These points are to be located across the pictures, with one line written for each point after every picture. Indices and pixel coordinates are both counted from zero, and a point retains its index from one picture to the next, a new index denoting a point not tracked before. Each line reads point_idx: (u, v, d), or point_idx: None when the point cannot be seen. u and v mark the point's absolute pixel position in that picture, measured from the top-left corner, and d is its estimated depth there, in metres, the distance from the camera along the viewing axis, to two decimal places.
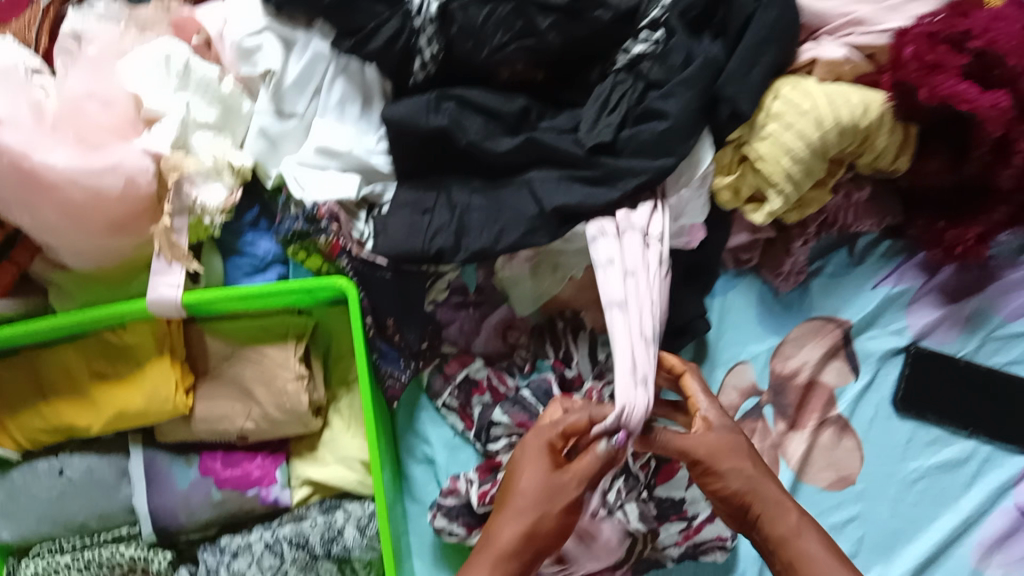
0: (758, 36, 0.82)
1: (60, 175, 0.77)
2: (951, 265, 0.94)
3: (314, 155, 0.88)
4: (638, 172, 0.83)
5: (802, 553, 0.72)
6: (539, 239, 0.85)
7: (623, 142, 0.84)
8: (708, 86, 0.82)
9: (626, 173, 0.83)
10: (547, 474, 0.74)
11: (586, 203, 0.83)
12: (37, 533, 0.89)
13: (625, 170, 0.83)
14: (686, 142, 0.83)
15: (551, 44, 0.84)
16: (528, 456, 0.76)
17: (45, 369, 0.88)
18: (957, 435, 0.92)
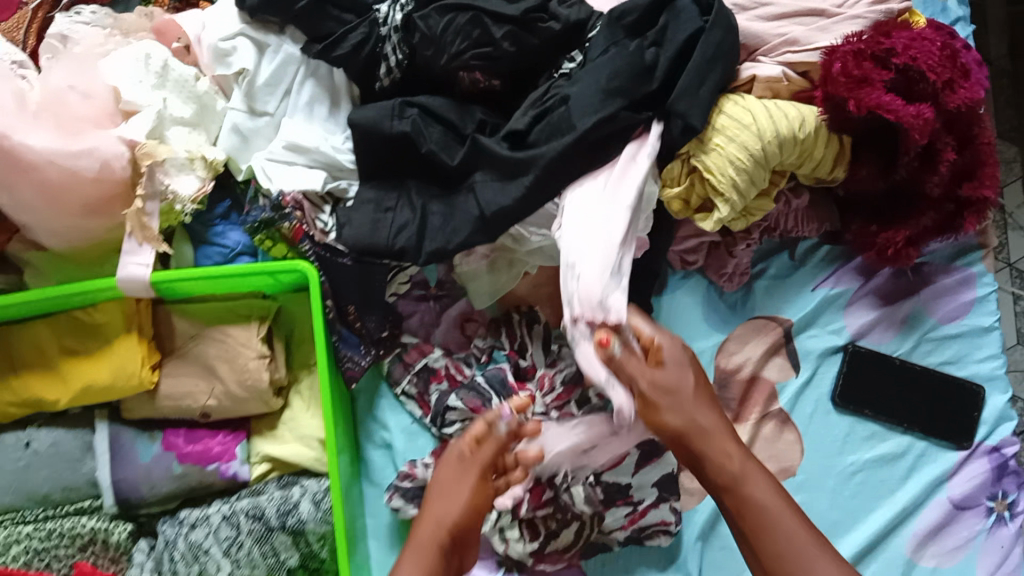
0: (705, 55, 0.85)
1: (39, 155, 0.80)
2: (887, 270, 0.99)
3: (283, 150, 0.92)
4: (538, 157, 0.86)
5: (749, 500, 0.72)
6: (481, 240, 0.90)
7: (536, 136, 0.88)
8: (630, 77, 0.85)
9: (534, 160, 0.86)
10: (468, 477, 0.81)
11: (517, 203, 0.87)
12: (1, 503, 0.92)
13: (534, 157, 0.86)
14: (584, 117, 0.85)
15: (506, 53, 0.89)
16: (446, 474, 0.81)
17: (16, 345, 0.91)
18: (893, 431, 0.97)
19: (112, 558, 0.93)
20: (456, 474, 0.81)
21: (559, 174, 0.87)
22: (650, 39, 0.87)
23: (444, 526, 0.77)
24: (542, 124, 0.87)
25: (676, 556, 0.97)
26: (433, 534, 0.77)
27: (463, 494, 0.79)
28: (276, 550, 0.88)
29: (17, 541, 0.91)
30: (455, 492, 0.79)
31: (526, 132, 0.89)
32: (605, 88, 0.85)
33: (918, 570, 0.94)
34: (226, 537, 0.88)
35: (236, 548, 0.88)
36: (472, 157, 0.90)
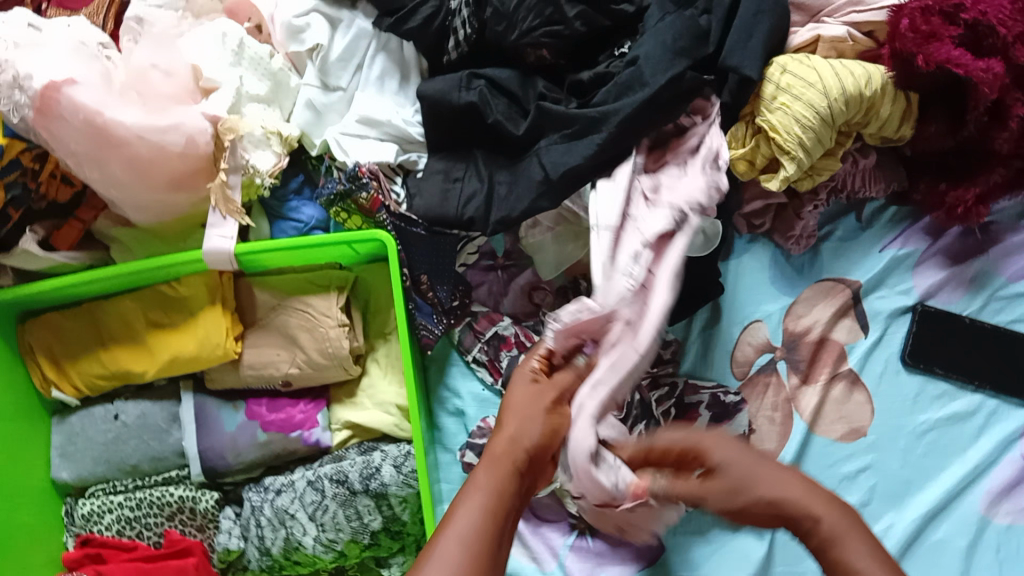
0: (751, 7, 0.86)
1: (128, 132, 0.82)
2: (954, 230, 0.99)
3: (355, 124, 0.95)
4: (617, 111, 0.85)
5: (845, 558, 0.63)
6: (545, 205, 0.89)
7: (603, 97, 0.87)
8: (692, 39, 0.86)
9: (611, 116, 0.85)
10: (538, 396, 0.73)
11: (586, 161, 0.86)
12: (94, 473, 0.96)
13: (611, 113, 0.85)
14: (657, 72, 0.84)
15: (577, 33, 0.90)
16: (521, 395, 0.73)
17: (104, 319, 0.94)
18: (963, 390, 0.97)
19: (200, 526, 0.95)
20: (531, 393, 0.73)
21: (632, 131, 0.86)
22: (701, 6, 0.89)
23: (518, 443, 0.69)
24: (611, 86, 0.87)
25: None
26: (499, 449, 0.68)
27: (536, 408, 0.72)
28: (360, 513, 0.90)
29: (109, 510, 0.95)
30: (526, 412, 0.71)
31: (591, 95, 0.89)
32: (673, 48, 0.85)
33: (992, 528, 0.93)
34: (311, 501, 0.91)
35: (321, 512, 0.90)
36: (537, 124, 0.90)
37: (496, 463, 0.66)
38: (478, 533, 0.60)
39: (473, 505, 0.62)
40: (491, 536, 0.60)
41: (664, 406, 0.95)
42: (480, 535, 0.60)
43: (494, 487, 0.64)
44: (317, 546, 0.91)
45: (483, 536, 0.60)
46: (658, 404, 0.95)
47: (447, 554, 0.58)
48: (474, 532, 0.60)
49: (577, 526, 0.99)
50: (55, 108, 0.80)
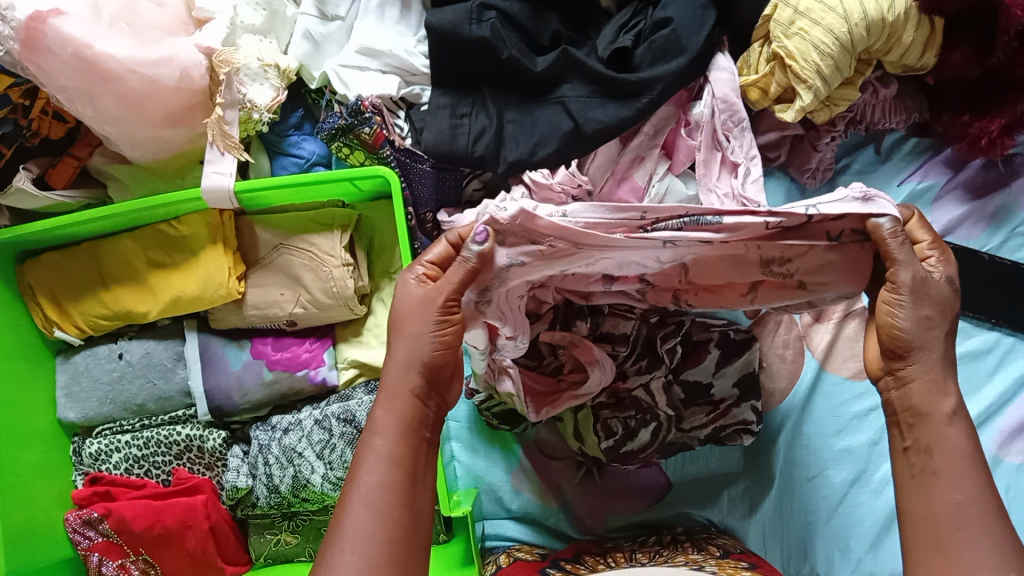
0: None
1: (119, 65, 0.79)
2: (977, 162, 0.96)
3: (355, 55, 0.92)
4: (658, 80, 0.85)
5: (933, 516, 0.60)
6: (574, 154, 0.88)
7: (640, 58, 0.87)
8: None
9: (652, 83, 0.85)
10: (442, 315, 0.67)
11: (614, 119, 0.86)
12: (101, 414, 0.96)
13: (650, 80, 0.85)
14: (694, 37, 0.86)
15: None
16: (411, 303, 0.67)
17: (104, 259, 0.93)
18: (980, 327, 0.95)
19: (208, 464, 0.96)
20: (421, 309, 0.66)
21: (671, 94, 0.87)
22: None
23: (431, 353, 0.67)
24: (648, 47, 0.86)
25: (758, 453, 0.96)
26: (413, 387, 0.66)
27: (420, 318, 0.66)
28: None
29: (117, 449, 0.96)
30: (412, 325, 0.66)
31: (632, 51, 0.88)
32: (701, 2, 0.86)
33: (1002, 467, 0.91)
34: (319, 440, 0.91)
35: (329, 450, 0.91)
36: (560, 67, 0.89)
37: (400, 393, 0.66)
38: (393, 482, 0.62)
39: (382, 456, 0.63)
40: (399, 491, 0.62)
41: (671, 343, 0.90)
42: (391, 482, 0.62)
43: (405, 422, 0.65)
44: (325, 484, 0.90)
45: (397, 479, 0.63)
46: (664, 340, 0.90)
47: (353, 529, 0.60)
48: (383, 485, 0.62)
49: (584, 464, 0.98)
50: (42, 41, 0.75)
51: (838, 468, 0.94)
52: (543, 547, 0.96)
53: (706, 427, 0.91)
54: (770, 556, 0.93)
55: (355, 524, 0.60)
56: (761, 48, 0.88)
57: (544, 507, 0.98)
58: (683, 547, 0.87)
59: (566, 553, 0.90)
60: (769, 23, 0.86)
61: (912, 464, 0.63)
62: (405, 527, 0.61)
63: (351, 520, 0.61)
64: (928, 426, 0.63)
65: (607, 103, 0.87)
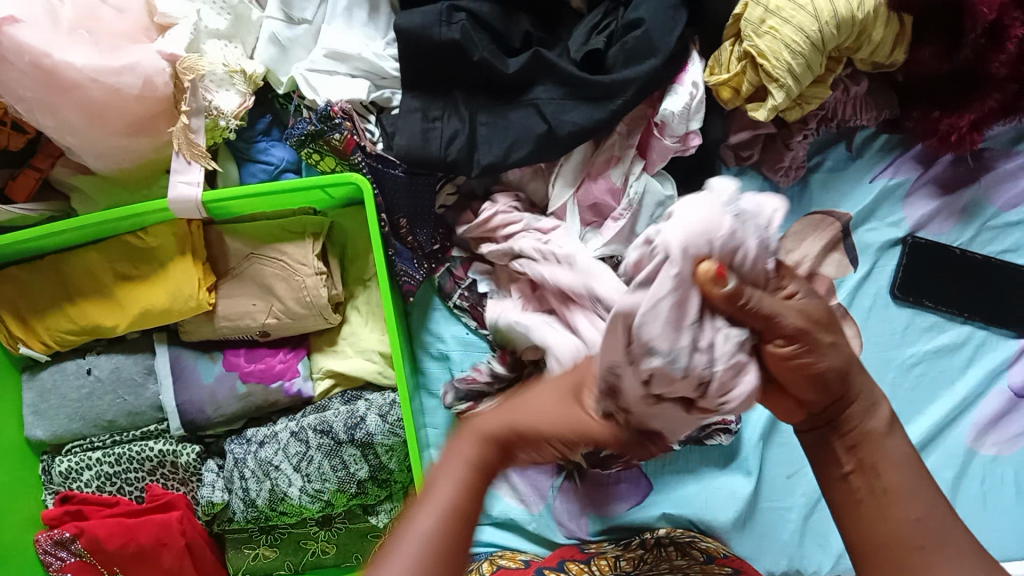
0: None
1: (81, 75, 0.77)
2: (946, 158, 0.97)
3: (324, 59, 0.90)
4: (631, 81, 0.85)
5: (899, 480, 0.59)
6: (547, 156, 0.88)
7: (612, 60, 0.87)
8: None
9: (624, 85, 0.86)
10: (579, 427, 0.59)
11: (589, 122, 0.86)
12: (70, 430, 0.94)
13: (622, 82, 0.85)
14: (666, 37, 0.85)
15: None
16: (547, 404, 0.61)
17: (70, 272, 0.90)
18: (953, 321, 0.95)
19: (182, 479, 0.95)
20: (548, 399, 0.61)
21: (645, 96, 0.87)
22: None
23: (498, 428, 0.58)
24: (618, 50, 0.86)
25: (737, 454, 0.96)
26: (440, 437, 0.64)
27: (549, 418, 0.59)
28: (345, 463, 0.89)
29: (88, 467, 0.94)
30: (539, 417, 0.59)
31: (604, 52, 0.88)
32: (672, 3, 0.86)
33: (978, 458, 0.93)
34: (295, 453, 0.90)
35: (306, 463, 0.90)
36: (531, 68, 0.88)
37: (478, 441, 0.57)
38: (459, 511, 0.53)
39: (421, 533, 0.51)
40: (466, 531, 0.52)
41: None
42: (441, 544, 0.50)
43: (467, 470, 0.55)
44: (303, 497, 0.90)
45: (463, 520, 0.53)
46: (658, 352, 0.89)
47: (426, 523, 0.51)
48: (453, 507, 0.53)
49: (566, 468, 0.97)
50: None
51: None
52: (527, 552, 0.96)
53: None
54: (758, 562, 0.94)
55: (420, 532, 0.51)
56: (731, 47, 0.88)
57: (527, 513, 0.98)
58: (668, 554, 0.86)
59: (549, 561, 0.90)
60: (740, 22, 0.86)
61: (860, 488, 0.59)
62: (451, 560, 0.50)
63: (419, 526, 0.51)
64: (874, 443, 0.60)
65: (581, 106, 0.87)
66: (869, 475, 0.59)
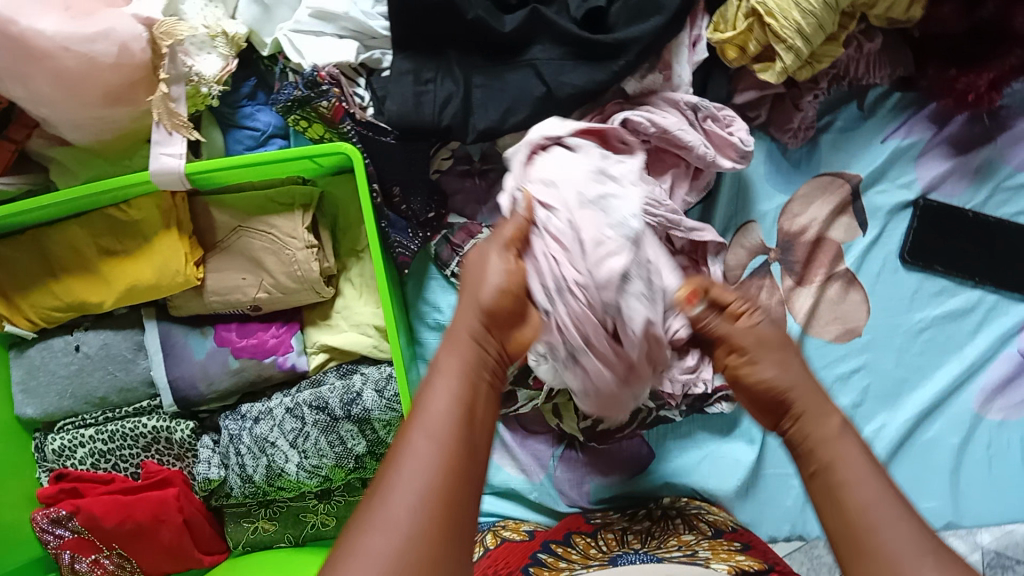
0: None
1: (50, 42, 0.72)
2: (962, 116, 0.93)
3: (309, 19, 0.85)
4: (635, 40, 0.81)
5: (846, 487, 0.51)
6: (545, 121, 0.84)
7: (615, 18, 0.83)
8: None
9: (628, 44, 0.81)
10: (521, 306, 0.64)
11: (589, 84, 0.82)
12: (61, 408, 0.92)
13: (626, 41, 0.81)
14: None
15: None
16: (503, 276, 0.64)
17: (52, 248, 0.87)
18: (963, 286, 0.93)
19: (178, 454, 0.93)
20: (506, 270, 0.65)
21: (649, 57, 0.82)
22: None
23: (476, 328, 0.61)
24: (623, 6, 0.83)
25: (738, 422, 0.94)
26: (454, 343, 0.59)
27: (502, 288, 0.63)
28: (343, 439, 0.88)
29: (82, 444, 0.92)
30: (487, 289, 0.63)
31: (606, 10, 0.84)
32: None
33: (985, 424, 0.91)
34: (291, 429, 0.88)
35: (303, 439, 0.88)
36: (529, 27, 0.84)
37: (461, 343, 0.59)
38: (454, 431, 0.51)
39: (420, 455, 0.49)
40: (466, 447, 0.51)
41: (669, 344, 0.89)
42: (442, 470, 0.49)
43: (463, 365, 0.57)
44: (301, 472, 0.88)
45: (456, 431, 0.52)
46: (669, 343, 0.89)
47: (424, 445, 0.50)
48: (451, 420, 0.52)
49: (565, 437, 0.96)
50: None
51: None
52: (529, 522, 0.96)
53: (676, 402, 0.88)
54: (759, 527, 0.94)
55: (408, 475, 0.48)
56: (738, 3, 0.83)
57: (527, 482, 0.96)
58: (674, 527, 0.85)
59: (552, 532, 0.88)
60: None
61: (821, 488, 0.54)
62: (457, 486, 0.49)
63: (416, 457, 0.49)
64: (828, 445, 0.55)
65: (581, 66, 0.83)
66: (828, 473, 0.53)
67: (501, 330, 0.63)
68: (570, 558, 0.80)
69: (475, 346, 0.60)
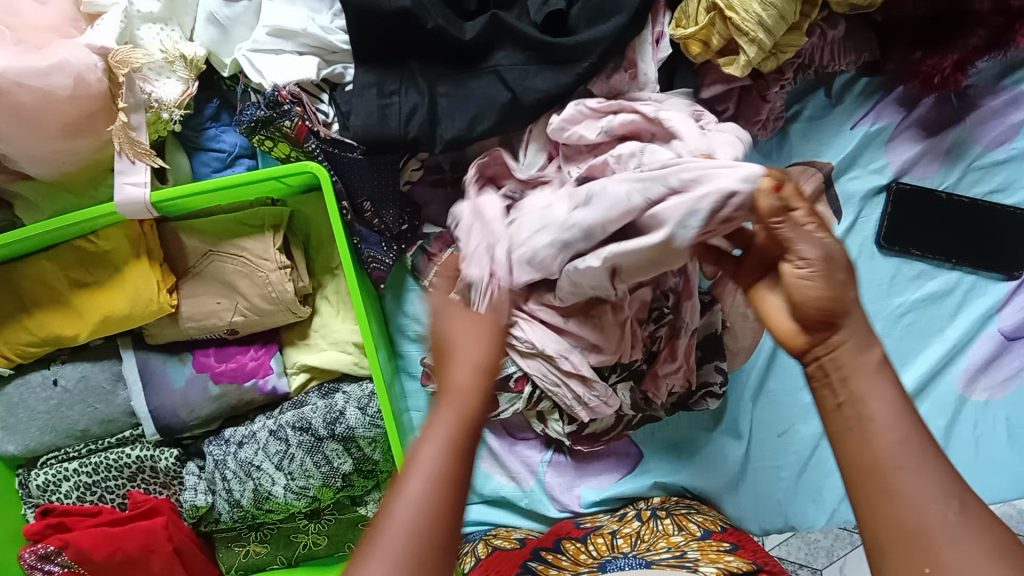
0: None
1: (5, 79, 0.71)
2: (930, 98, 0.93)
3: (267, 37, 0.84)
4: (597, 41, 0.80)
5: (870, 435, 0.49)
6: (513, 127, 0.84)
7: (575, 19, 0.83)
8: None
9: (590, 46, 0.80)
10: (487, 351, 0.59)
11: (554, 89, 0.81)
12: (43, 444, 0.91)
13: (587, 43, 0.80)
14: None
15: None
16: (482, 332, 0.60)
17: (22, 283, 0.86)
18: (940, 268, 0.93)
19: (164, 482, 0.93)
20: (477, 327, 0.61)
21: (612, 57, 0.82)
22: None
23: (477, 374, 0.56)
24: (585, 6, 0.82)
25: (725, 416, 0.94)
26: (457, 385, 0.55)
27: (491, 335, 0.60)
28: (328, 458, 0.88)
29: (66, 478, 0.92)
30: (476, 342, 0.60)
31: (567, 12, 0.83)
32: None
33: (968, 405, 0.92)
34: (276, 451, 0.88)
35: (288, 461, 0.88)
36: (490, 34, 0.83)
37: (463, 394, 0.54)
38: (447, 477, 0.49)
39: (413, 499, 0.48)
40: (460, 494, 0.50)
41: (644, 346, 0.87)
42: (429, 518, 0.48)
43: (460, 418, 0.53)
44: (288, 494, 0.88)
45: (451, 472, 0.50)
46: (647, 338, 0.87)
47: (416, 487, 0.48)
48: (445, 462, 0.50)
49: (553, 441, 0.97)
50: None
51: (806, 422, 0.95)
52: (522, 528, 0.96)
53: (661, 401, 0.88)
54: (751, 522, 0.93)
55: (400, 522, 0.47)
56: None
57: (518, 489, 0.97)
58: (664, 528, 0.84)
59: (544, 539, 0.88)
60: None
61: (846, 422, 0.51)
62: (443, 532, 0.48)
63: (409, 496, 0.48)
64: (860, 373, 0.52)
65: (545, 70, 0.82)
66: (857, 409, 0.51)
67: (502, 370, 0.58)
68: (561, 565, 0.80)
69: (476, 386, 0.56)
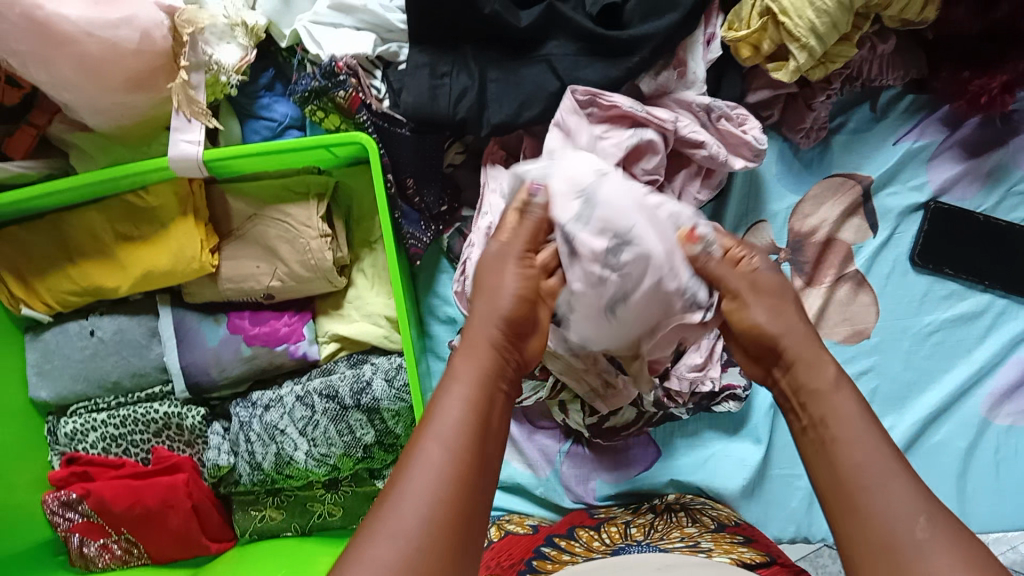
0: None
1: (75, 27, 0.73)
2: (974, 119, 0.93)
3: (328, 11, 0.87)
4: (651, 36, 0.81)
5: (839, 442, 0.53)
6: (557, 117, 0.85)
7: (629, 15, 0.84)
8: None
9: (642, 41, 0.82)
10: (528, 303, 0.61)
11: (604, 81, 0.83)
12: (74, 392, 0.93)
13: (640, 38, 0.81)
14: None
15: None
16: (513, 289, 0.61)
17: (70, 232, 0.88)
18: (973, 290, 0.93)
19: (188, 441, 0.94)
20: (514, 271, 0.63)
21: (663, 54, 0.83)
22: None
23: (496, 338, 0.59)
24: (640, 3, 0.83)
25: (747, 421, 0.94)
26: (483, 338, 0.59)
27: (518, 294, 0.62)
28: (351, 428, 0.88)
29: (93, 428, 0.93)
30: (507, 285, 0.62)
31: (622, 7, 0.84)
32: None
33: (993, 429, 0.91)
34: (301, 417, 0.89)
35: (312, 427, 0.89)
36: (545, 23, 0.84)
37: (482, 354, 0.58)
38: (463, 443, 0.52)
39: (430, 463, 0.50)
40: (478, 454, 0.52)
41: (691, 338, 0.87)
42: (451, 479, 0.50)
43: (477, 381, 0.56)
44: (309, 461, 0.89)
45: (467, 439, 0.52)
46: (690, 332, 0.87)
47: (435, 453, 0.51)
48: (461, 425, 0.52)
49: (572, 433, 0.97)
50: None
51: None
52: (534, 516, 0.96)
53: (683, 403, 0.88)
54: (766, 528, 0.93)
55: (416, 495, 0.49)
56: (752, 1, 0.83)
57: (534, 477, 0.97)
58: (678, 520, 0.85)
59: (557, 527, 0.88)
60: None
61: (813, 440, 0.56)
62: (463, 501, 0.49)
63: (426, 454, 0.51)
64: (821, 398, 0.57)
65: (596, 62, 0.84)
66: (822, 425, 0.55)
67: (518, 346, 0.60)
68: (574, 552, 0.80)
69: (495, 351, 0.59)
